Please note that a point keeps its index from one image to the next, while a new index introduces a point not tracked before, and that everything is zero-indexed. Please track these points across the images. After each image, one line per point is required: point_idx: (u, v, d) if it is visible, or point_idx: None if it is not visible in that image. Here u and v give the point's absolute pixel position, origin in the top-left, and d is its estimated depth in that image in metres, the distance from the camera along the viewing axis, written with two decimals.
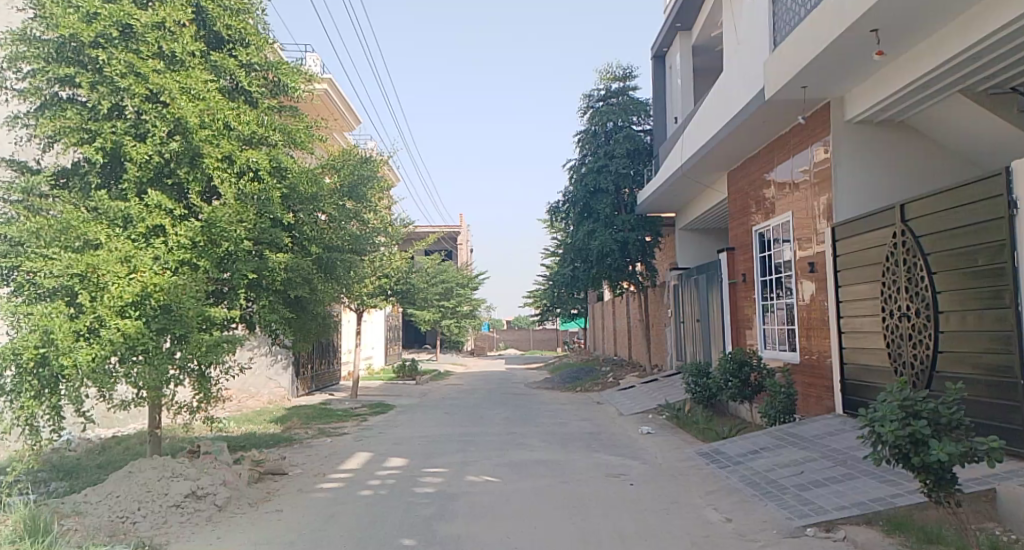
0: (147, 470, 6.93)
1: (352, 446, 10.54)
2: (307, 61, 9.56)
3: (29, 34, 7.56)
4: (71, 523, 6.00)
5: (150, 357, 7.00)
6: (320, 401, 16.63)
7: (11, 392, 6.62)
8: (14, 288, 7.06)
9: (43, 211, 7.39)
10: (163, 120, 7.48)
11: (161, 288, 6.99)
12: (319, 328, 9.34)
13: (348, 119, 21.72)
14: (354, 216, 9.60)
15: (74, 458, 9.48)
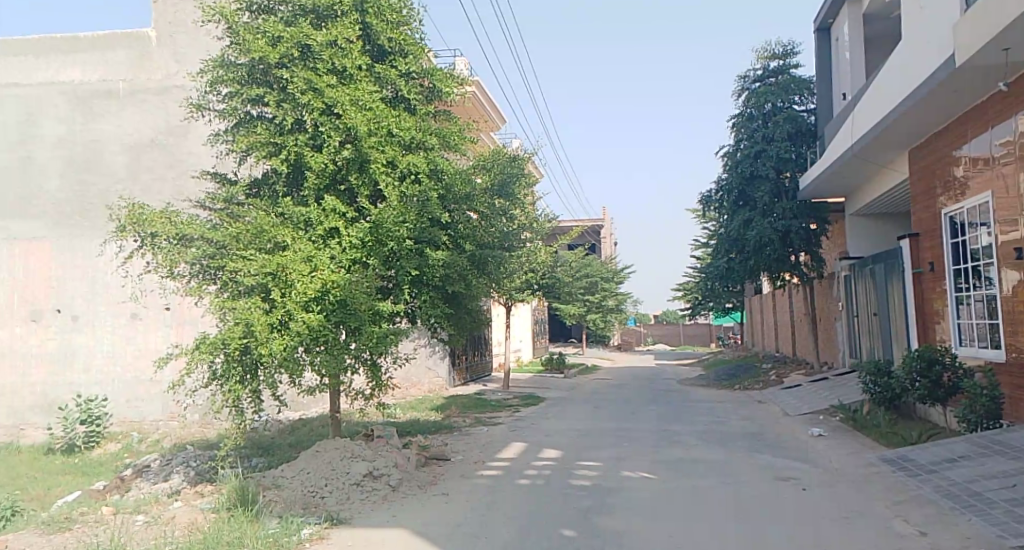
0: (331, 450, 7.54)
1: (508, 435, 10.87)
2: (457, 65, 9.90)
3: (226, 60, 8.46)
4: (272, 495, 6.67)
5: (329, 346, 7.67)
6: (474, 392, 17.24)
7: (222, 377, 7.44)
8: (220, 286, 7.88)
9: (241, 218, 8.23)
10: (336, 130, 8.08)
11: (338, 285, 7.54)
12: (474, 323, 9.69)
13: (496, 119, 22.26)
14: (504, 213, 9.82)
15: (268, 437, 10.53)
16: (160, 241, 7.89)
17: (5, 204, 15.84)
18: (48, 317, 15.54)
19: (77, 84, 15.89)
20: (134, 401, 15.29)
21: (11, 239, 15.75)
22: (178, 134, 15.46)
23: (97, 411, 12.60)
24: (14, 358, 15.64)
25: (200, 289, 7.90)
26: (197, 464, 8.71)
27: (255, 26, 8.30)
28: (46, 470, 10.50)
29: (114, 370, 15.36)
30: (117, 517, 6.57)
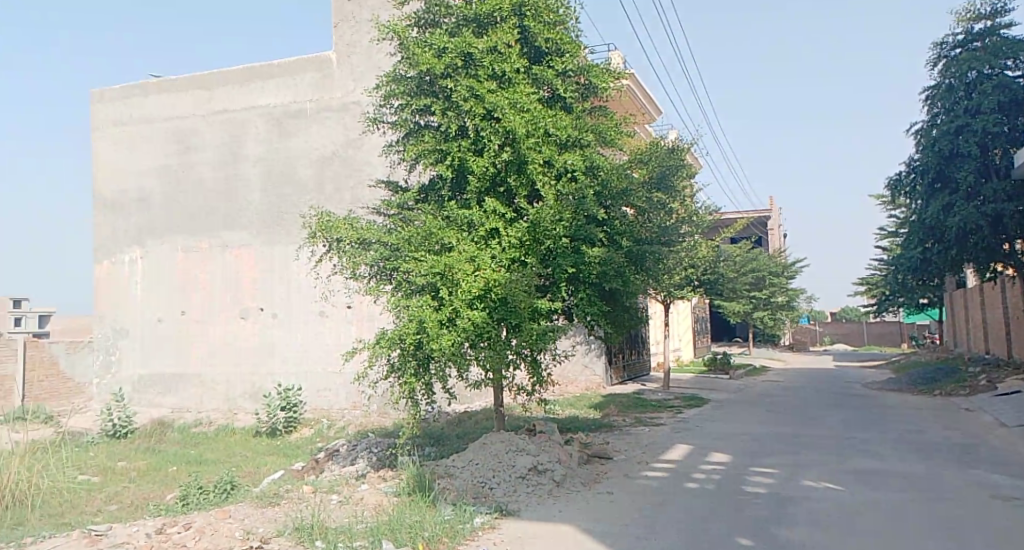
0: (496, 443, 7.87)
1: (672, 436, 10.73)
2: (614, 60, 9.94)
3: (397, 74, 9.11)
4: (445, 483, 7.13)
5: (492, 343, 8.04)
6: (633, 390, 17.13)
7: (398, 369, 8.15)
8: (394, 286, 8.53)
9: (412, 222, 8.84)
10: (496, 133, 8.40)
11: (500, 283, 7.86)
12: (631, 320, 9.69)
13: (651, 111, 21.85)
14: (663, 207, 9.72)
15: (439, 428, 11.16)
16: (344, 245, 8.76)
17: (218, 216, 17.85)
18: (253, 315, 17.42)
19: (273, 106, 17.50)
20: (322, 391, 16.75)
21: (223, 247, 17.77)
22: (356, 147, 16.67)
23: (293, 399, 13.97)
24: (227, 352, 17.69)
25: (377, 288, 8.63)
26: (379, 450, 9.44)
27: (423, 40, 8.84)
28: (256, 450, 11.82)
29: (306, 363, 16.91)
30: (316, 495, 7.31)
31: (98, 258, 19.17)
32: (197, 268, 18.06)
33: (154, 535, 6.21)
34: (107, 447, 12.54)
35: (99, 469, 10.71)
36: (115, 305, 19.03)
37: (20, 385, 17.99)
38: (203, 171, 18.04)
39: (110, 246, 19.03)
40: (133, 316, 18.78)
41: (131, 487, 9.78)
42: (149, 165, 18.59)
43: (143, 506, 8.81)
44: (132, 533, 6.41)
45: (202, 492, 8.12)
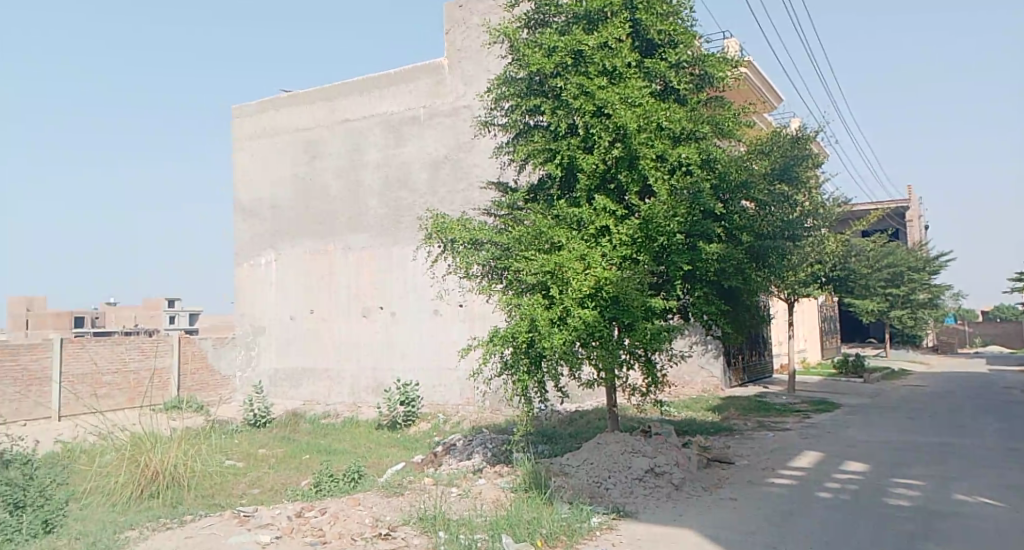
0: (612, 443, 7.83)
1: (799, 443, 10.17)
2: (732, 48, 9.59)
3: (507, 76, 9.22)
4: (560, 481, 7.23)
5: (604, 342, 7.97)
6: (755, 393, 16.40)
7: (512, 367, 8.32)
8: (505, 285, 8.66)
9: (522, 222, 8.93)
10: (607, 130, 8.29)
11: (611, 281, 7.76)
12: (753, 320, 9.32)
13: (772, 99, 20.85)
14: (786, 200, 9.31)
15: (551, 427, 11.16)
16: (457, 246, 8.97)
17: (342, 220, 18.75)
18: (374, 313, 18.21)
19: (390, 113, 18.17)
20: (437, 386, 17.24)
21: (347, 249, 18.66)
22: (466, 149, 17.00)
23: (411, 394, 14.42)
24: (350, 349, 18.59)
25: (489, 287, 8.87)
26: (495, 445, 9.60)
27: (533, 41, 8.90)
28: (379, 441, 12.33)
29: (422, 359, 17.46)
30: (437, 487, 7.80)
31: (238, 261, 20.65)
32: (326, 270, 19.01)
33: (295, 519, 6.82)
34: (249, 434, 13.49)
35: (242, 455, 11.54)
36: (253, 305, 20.38)
37: (175, 376, 19.49)
38: (328, 178, 19.02)
39: (251, 249, 20.43)
40: (269, 314, 20.09)
41: (271, 472, 10.48)
42: (281, 174, 19.84)
43: (281, 490, 9.42)
44: (276, 515, 7.03)
45: (333, 479, 8.50)
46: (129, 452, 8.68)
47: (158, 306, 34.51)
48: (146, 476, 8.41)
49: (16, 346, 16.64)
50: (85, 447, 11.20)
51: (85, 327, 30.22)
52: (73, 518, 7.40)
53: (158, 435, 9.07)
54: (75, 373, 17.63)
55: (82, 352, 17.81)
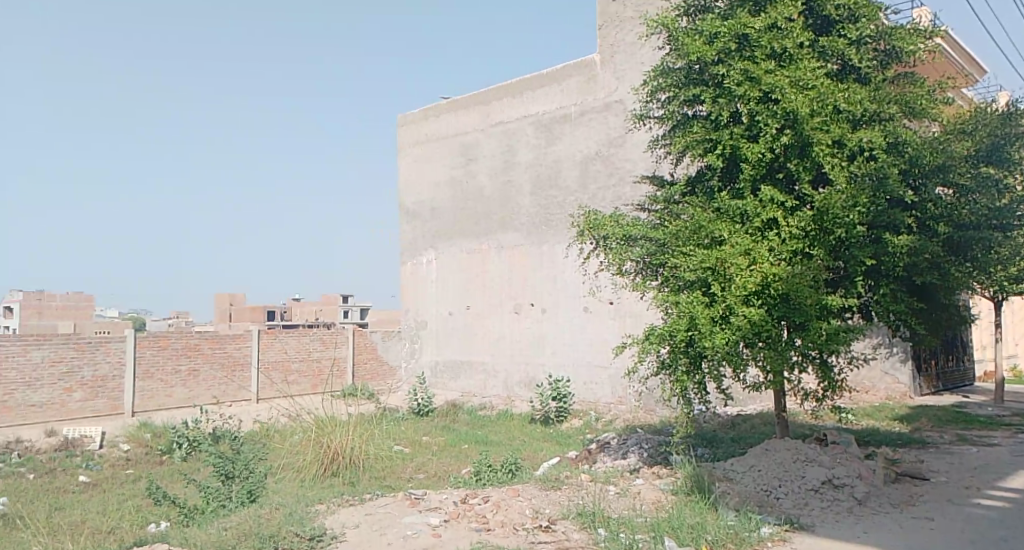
0: (782, 450, 7.28)
1: (1010, 461, 8.94)
2: (926, 19, 8.72)
3: (665, 67, 8.89)
4: (725, 488, 6.85)
5: (771, 343, 7.46)
6: (948, 403, 14.71)
7: (669, 367, 8.00)
8: (661, 282, 8.33)
9: (679, 217, 8.55)
10: (774, 116, 7.70)
11: (781, 278, 7.25)
12: (951, 320, 8.42)
13: (973, 70, 18.66)
14: (997, 184, 8.34)
15: (716, 429, 10.63)
16: (610, 243, 8.85)
17: (496, 220, 18.00)
18: (525, 310, 17.25)
19: (543, 113, 17.09)
20: (589, 383, 15.89)
21: (500, 248, 17.86)
22: (618, 145, 15.50)
23: (564, 390, 14.31)
24: (504, 344, 17.77)
25: (643, 284, 8.52)
26: (650, 445, 9.29)
27: (693, 27, 8.47)
28: (534, 435, 12.33)
29: (574, 356, 16.21)
30: (595, 484, 8.15)
31: (403, 259, 20.49)
32: (481, 267, 18.32)
33: (460, 504, 8.05)
34: (414, 422, 13.93)
35: (409, 441, 12.27)
36: (415, 301, 20.12)
37: (350, 365, 21.04)
38: (483, 179, 18.33)
39: (412, 248, 20.22)
40: (429, 308, 19.72)
41: (434, 459, 11.30)
42: (440, 177, 19.49)
43: (444, 476, 10.51)
44: (443, 499, 8.33)
45: (492, 469, 9.56)
46: (314, 434, 10.46)
47: (336, 301, 36.94)
48: (328, 456, 10.11)
49: (224, 336, 18.35)
50: (277, 426, 12.29)
51: (275, 321, 32.97)
52: (270, 490, 8.58)
53: (336, 420, 10.82)
54: (270, 361, 19.37)
55: (274, 342, 19.44)
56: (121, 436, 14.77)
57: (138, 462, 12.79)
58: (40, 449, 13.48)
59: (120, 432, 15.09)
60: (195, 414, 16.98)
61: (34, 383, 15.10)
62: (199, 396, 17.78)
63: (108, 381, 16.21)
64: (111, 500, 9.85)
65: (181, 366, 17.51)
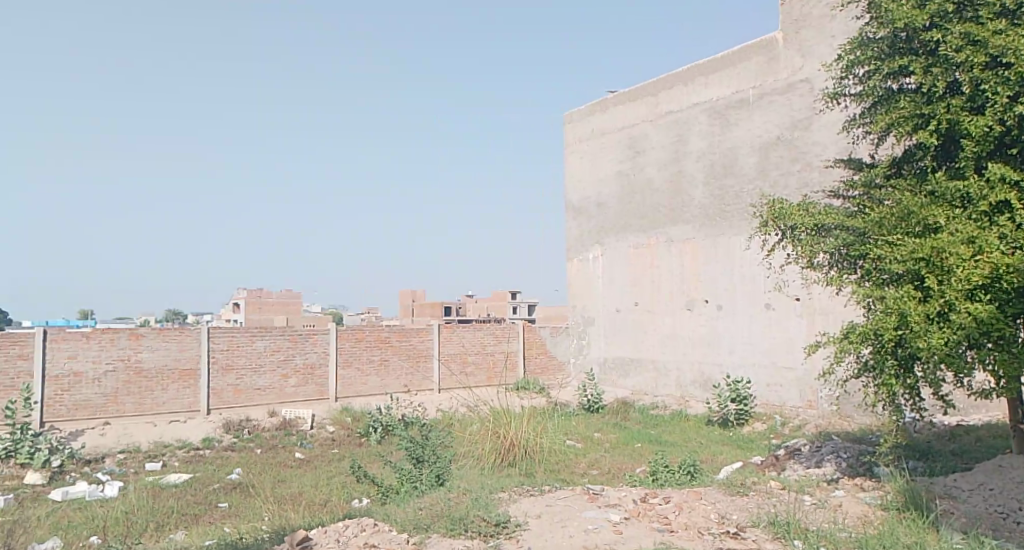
0: (1019, 469, 6.45)
1: None
2: None
3: (864, 39, 8.03)
4: (948, 506, 6.06)
5: (1006, 344, 6.35)
6: None
7: (875, 369, 7.25)
8: (863, 275, 7.57)
9: (883, 203, 7.71)
10: (1006, 83, 6.55)
11: (1017, 269, 5.98)
12: None
13: None
14: None
15: (930, 440, 9.43)
16: (800, 234, 8.17)
17: (665, 212, 17.47)
18: (699, 307, 16.57)
19: (718, 98, 16.26)
20: (774, 385, 14.88)
21: (670, 242, 17.30)
22: (804, 127, 14.34)
23: (743, 392, 13.38)
24: (676, 342, 17.17)
25: (840, 278, 7.77)
26: (850, 455, 8.47)
27: None
28: (709, 437, 11.77)
29: (754, 355, 15.30)
30: (786, 494, 7.49)
31: (569, 256, 20.47)
32: (650, 263, 17.85)
33: (640, 503, 7.80)
34: (584, 417, 13.86)
35: (582, 437, 12.31)
36: (584, 296, 19.94)
37: (521, 359, 20.77)
38: (651, 172, 17.84)
39: (579, 243, 20.12)
40: (598, 304, 19.48)
41: (607, 457, 11.22)
42: (607, 171, 19.21)
43: (619, 473, 10.40)
44: (622, 497, 8.10)
45: (669, 471, 9.13)
46: (491, 425, 10.70)
47: (506, 297, 37.85)
48: (506, 447, 10.34)
49: (409, 329, 19.13)
50: (457, 416, 12.72)
51: (450, 315, 34.40)
52: (456, 475, 9.47)
53: (511, 412, 11.06)
54: (448, 353, 19.78)
55: (453, 335, 19.86)
56: (327, 418, 16.64)
57: (342, 441, 14.74)
58: (263, 427, 15.58)
59: (326, 415, 16.90)
60: (387, 401, 18.17)
61: (259, 369, 17.03)
62: (390, 384, 18.84)
63: (316, 369, 17.80)
64: (327, 487, 10.63)
65: (374, 355, 18.65)
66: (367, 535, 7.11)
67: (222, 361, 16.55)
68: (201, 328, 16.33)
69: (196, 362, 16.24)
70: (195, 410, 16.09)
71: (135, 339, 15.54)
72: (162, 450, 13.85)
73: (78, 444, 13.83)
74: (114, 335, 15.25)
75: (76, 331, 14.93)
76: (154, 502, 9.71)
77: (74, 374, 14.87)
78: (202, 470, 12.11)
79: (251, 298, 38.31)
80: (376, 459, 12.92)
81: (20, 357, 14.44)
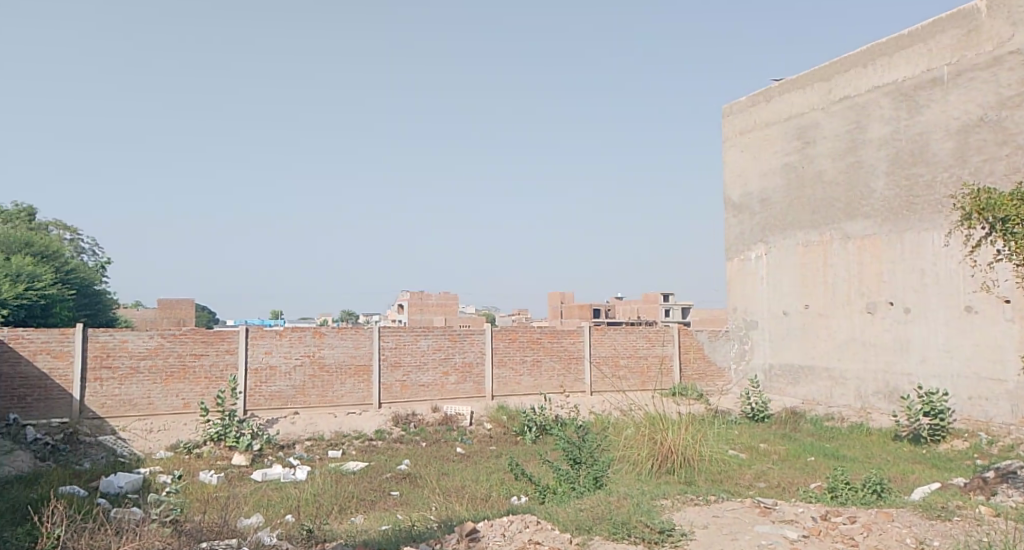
0: None
1: None
2: None
3: None
4: None
5: None
6: None
7: None
8: None
9: None
10: None
11: None
12: None
13: None
14: None
15: None
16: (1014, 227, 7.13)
17: (839, 207, 16.22)
18: (882, 310, 15.22)
19: (903, 81, 14.92)
20: (977, 398, 13.35)
21: (846, 239, 16.03)
22: (1013, 104, 12.81)
23: (939, 405, 12.12)
24: (855, 348, 15.86)
25: None
26: None
27: None
28: (899, 454, 10.62)
29: (951, 363, 13.81)
30: (998, 524, 6.53)
31: (728, 256, 19.58)
32: (821, 262, 16.65)
33: (820, 521, 7.17)
34: (750, 425, 13.18)
35: (745, 447, 11.64)
36: (746, 299, 18.97)
37: (677, 364, 20.09)
38: (823, 163, 16.63)
39: (740, 242, 19.15)
40: (762, 308, 18.47)
41: (777, 469, 10.50)
42: (771, 165, 18.16)
43: (789, 488, 9.64)
44: (799, 513, 7.50)
45: (851, 489, 8.34)
46: (647, 430, 10.37)
47: (656, 300, 37.10)
48: (663, 453, 9.97)
49: (560, 330, 19.06)
50: (614, 419, 12.50)
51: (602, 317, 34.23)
52: (613, 480, 9.22)
53: (667, 418, 10.62)
54: (601, 356, 19.47)
55: (604, 338, 19.47)
56: (485, 415, 17.24)
57: (497, 439, 15.34)
58: (427, 421, 16.44)
59: (485, 412, 17.43)
60: (542, 401, 18.31)
61: (423, 366, 17.71)
62: (544, 385, 18.85)
63: (473, 367, 18.21)
64: (486, 483, 10.77)
65: (527, 356, 18.75)
66: (531, 531, 7.11)
67: (391, 358, 17.40)
68: (372, 326, 17.30)
69: (370, 359, 17.21)
70: (368, 403, 17.05)
71: (319, 336, 16.76)
72: (342, 439, 15.18)
73: (274, 430, 15.31)
74: (301, 333, 16.55)
75: (271, 329, 16.33)
76: (336, 487, 10.41)
77: (270, 367, 16.27)
78: (375, 460, 12.85)
79: (411, 298, 40.52)
80: (534, 457, 13.14)
81: (228, 352, 15.96)
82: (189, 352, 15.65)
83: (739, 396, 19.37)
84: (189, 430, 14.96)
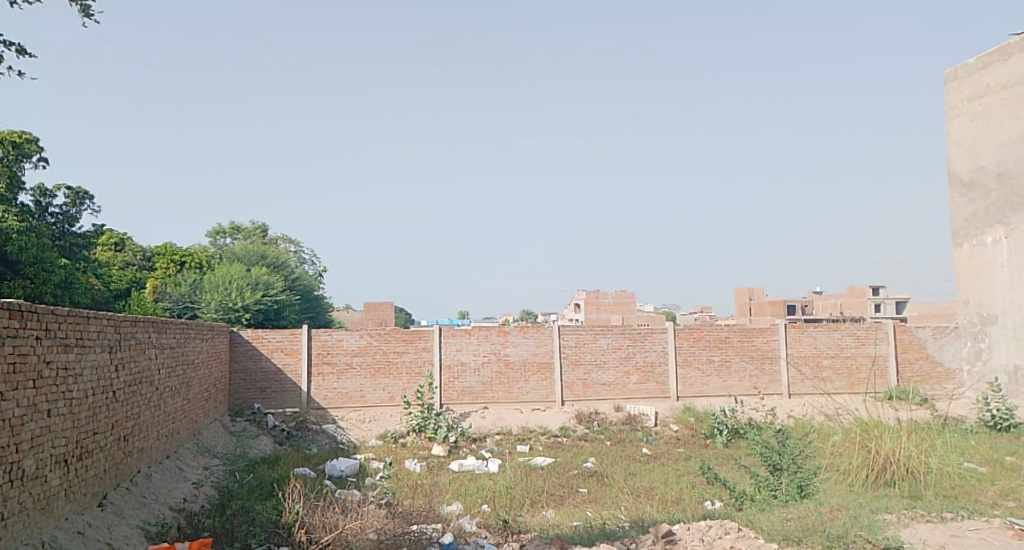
0: None
1: None
2: None
3: None
4: None
5: None
6: None
7: None
8: None
9: None
10: None
11: None
12: None
13: None
14: None
15: None
16: None
17: None
18: None
19: None
20: None
21: None
22: None
23: None
24: None
25: None
26: None
27: None
28: None
29: None
30: None
31: (956, 242, 17.30)
32: None
33: None
34: (988, 435, 11.48)
35: (985, 459, 10.08)
36: (982, 291, 16.72)
37: (894, 365, 18.04)
38: None
39: (972, 225, 16.84)
40: (1002, 300, 16.21)
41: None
42: (1011, 135, 15.78)
43: None
44: None
45: None
46: (858, 437, 9.32)
47: (865, 294, 33.94)
48: (878, 463, 8.91)
49: (750, 329, 17.86)
50: (818, 423, 11.43)
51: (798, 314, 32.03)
52: (822, 489, 8.34)
53: (883, 424, 9.48)
54: (798, 356, 17.98)
55: (803, 336, 18.03)
56: (671, 417, 16.70)
57: (686, 441, 14.75)
58: (611, 420, 16.40)
59: (671, 413, 16.88)
60: (733, 404, 17.35)
61: (604, 365, 17.39)
62: (734, 386, 17.76)
63: (655, 367, 17.56)
64: (677, 485, 10.28)
65: (714, 356, 17.77)
66: (731, 538, 6.57)
67: (571, 356, 17.29)
68: (552, 325, 17.30)
69: (550, 356, 17.24)
70: (551, 401, 17.08)
71: (503, 334, 17.06)
72: (529, 435, 15.70)
73: (466, 424, 16.04)
74: (487, 331, 16.93)
75: (461, 327, 16.87)
76: (527, 480, 10.46)
77: (461, 363, 16.85)
78: (561, 457, 12.79)
79: (591, 296, 40.67)
80: (727, 461, 12.41)
81: (425, 349, 16.73)
82: (392, 349, 16.61)
83: (973, 401, 17.11)
84: (397, 422, 15.94)
